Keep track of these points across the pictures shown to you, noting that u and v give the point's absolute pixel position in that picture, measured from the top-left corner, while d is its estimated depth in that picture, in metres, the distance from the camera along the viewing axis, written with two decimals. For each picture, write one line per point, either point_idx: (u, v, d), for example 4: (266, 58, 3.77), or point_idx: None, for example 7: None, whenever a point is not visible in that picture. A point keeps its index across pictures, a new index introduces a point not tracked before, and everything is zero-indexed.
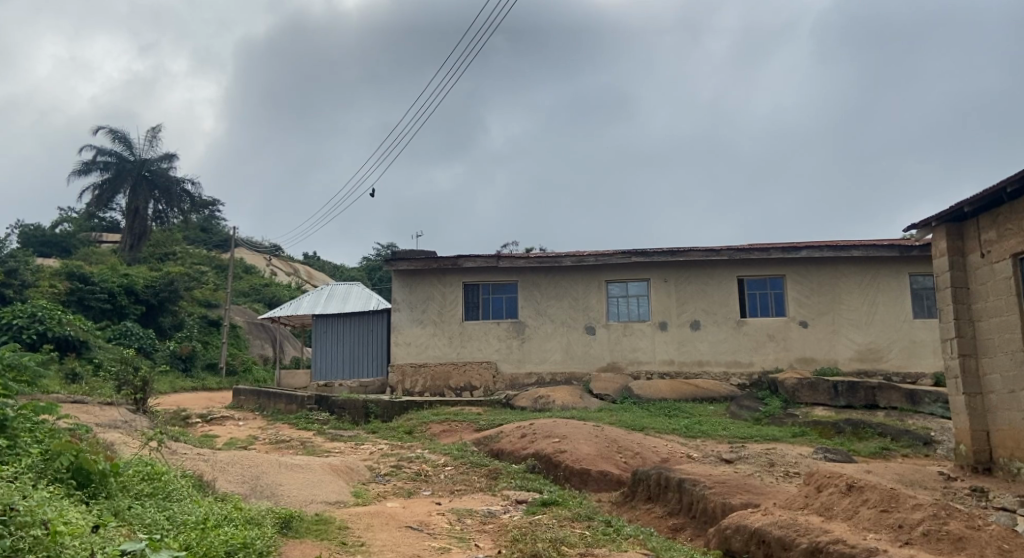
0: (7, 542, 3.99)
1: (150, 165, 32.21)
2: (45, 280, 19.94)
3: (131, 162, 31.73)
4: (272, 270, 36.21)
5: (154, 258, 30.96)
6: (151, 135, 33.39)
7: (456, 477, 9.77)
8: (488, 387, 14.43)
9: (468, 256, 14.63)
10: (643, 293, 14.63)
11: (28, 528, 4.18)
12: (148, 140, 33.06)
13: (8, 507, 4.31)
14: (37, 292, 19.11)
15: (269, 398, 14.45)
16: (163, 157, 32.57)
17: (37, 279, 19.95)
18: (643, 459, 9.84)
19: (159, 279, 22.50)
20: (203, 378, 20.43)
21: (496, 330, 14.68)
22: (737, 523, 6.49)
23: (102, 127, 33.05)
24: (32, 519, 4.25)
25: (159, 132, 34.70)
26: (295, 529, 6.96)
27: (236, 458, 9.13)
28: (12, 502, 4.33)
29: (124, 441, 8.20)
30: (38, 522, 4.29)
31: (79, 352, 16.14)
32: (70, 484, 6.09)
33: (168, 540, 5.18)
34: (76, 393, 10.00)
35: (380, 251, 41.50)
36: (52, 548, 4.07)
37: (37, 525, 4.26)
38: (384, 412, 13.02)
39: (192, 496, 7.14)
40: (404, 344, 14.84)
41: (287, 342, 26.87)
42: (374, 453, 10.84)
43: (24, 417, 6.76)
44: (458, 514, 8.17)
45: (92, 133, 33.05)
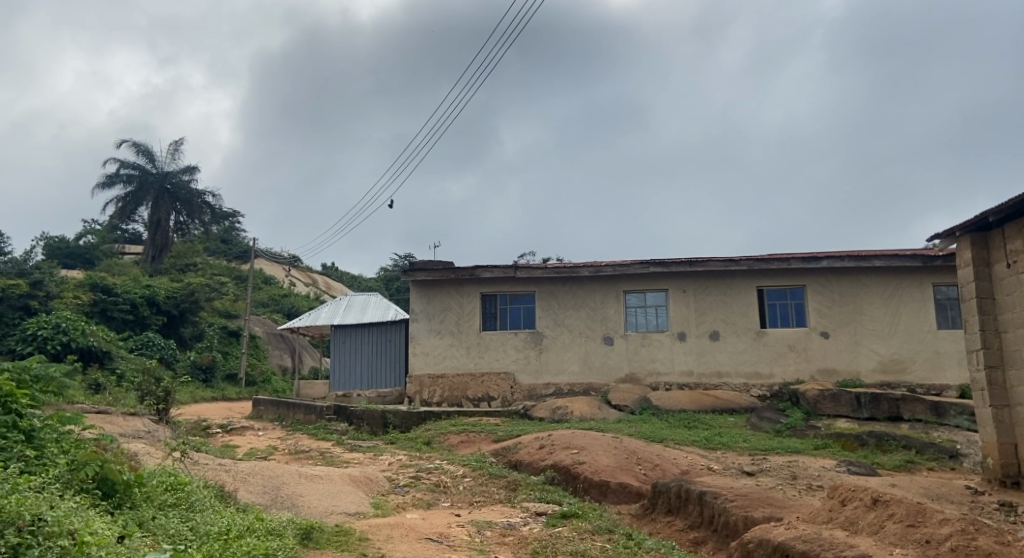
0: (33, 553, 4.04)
1: (173, 178, 32.70)
2: (70, 291, 20.15)
3: (153, 175, 32.28)
4: (291, 281, 36.54)
5: (175, 269, 30.80)
6: (173, 147, 33.92)
7: (475, 488, 9.77)
8: (506, 398, 14.37)
9: (485, 266, 14.63)
10: (661, 302, 14.56)
11: (55, 538, 4.24)
12: (171, 152, 33.55)
13: (37, 517, 4.35)
14: (63, 301, 19.27)
15: (288, 408, 14.49)
16: (185, 170, 33.01)
17: (61, 289, 20.17)
18: (663, 471, 9.78)
19: (181, 290, 22.70)
20: (222, 388, 20.62)
21: (514, 340, 14.65)
22: (759, 537, 6.43)
23: (127, 142, 33.84)
24: (59, 530, 4.30)
25: (180, 144, 35.17)
26: (316, 541, 7.01)
27: (257, 469, 9.17)
28: (41, 511, 4.36)
29: (147, 451, 8.30)
30: (66, 532, 4.35)
31: (101, 363, 16.29)
32: (95, 494, 6.25)
33: (191, 550, 5.27)
34: (100, 404, 10.08)
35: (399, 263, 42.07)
36: None
37: (64, 535, 4.32)
38: (402, 423, 12.97)
39: (214, 507, 7.24)
40: (421, 354, 14.84)
41: (305, 353, 27.02)
42: (393, 463, 10.82)
43: (51, 427, 6.96)
44: (478, 526, 8.16)
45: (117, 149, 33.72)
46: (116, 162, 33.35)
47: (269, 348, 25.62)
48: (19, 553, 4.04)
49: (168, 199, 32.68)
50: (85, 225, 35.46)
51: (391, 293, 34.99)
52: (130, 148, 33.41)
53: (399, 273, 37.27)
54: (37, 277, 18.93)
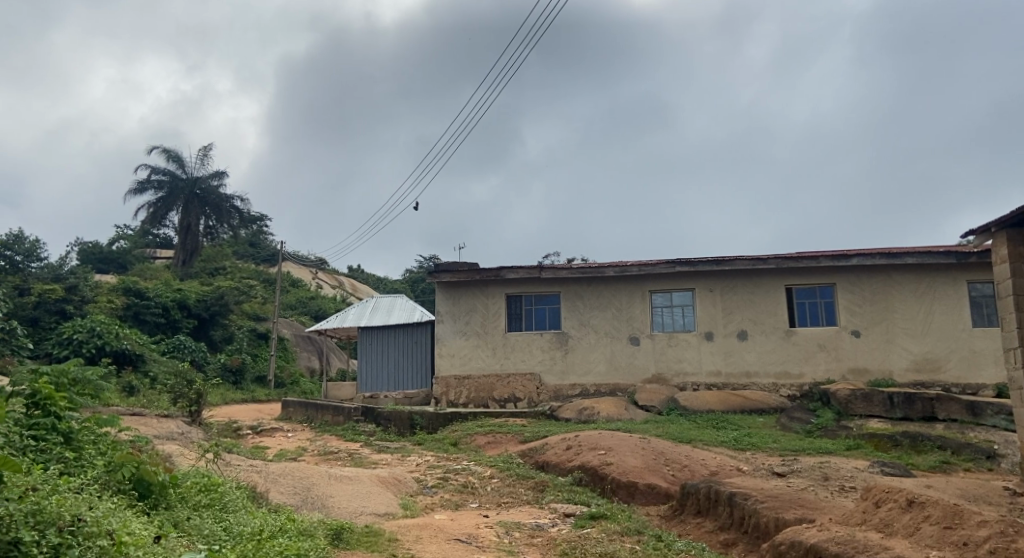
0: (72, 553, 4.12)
1: (202, 183, 33.18)
2: (104, 295, 20.57)
3: (183, 180, 32.81)
4: (318, 284, 36.94)
5: (205, 272, 31.30)
6: (203, 152, 34.44)
7: (503, 489, 9.79)
8: (532, 399, 14.37)
9: (510, 267, 14.64)
10: (687, 302, 14.46)
11: (94, 538, 4.32)
12: (200, 157, 34.07)
13: (77, 517, 4.42)
14: (97, 305, 19.67)
15: (317, 410, 14.65)
16: (214, 175, 33.47)
17: (96, 294, 20.59)
18: (692, 472, 9.71)
19: (211, 294, 23.07)
20: (252, 390, 20.90)
21: (539, 341, 14.63)
22: (791, 539, 6.35)
23: (158, 149, 34.48)
24: (99, 530, 4.38)
25: (209, 149, 35.69)
26: (346, 541, 7.08)
27: (287, 470, 9.28)
28: (80, 512, 4.45)
29: (181, 452, 8.45)
30: (105, 532, 4.43)
31: (135, 366, 16.60)
32: (132, 495, 6.39)
33: (225, 551, 5.38)
34: (135, 406, 10.28)
35: (425, 265, 42.30)
36: None
37: (103, 535, 4.40)
38: (429, 424, 13.05)
39: (246, 508, 7.35)
40: (447, 356, 14.89)
41: (333, 354, 27.28)
42: (420, 464, 10.88)
43: (88, 430, 7.12)
44: (506, 527, 8.17)
45: (148, 155, 34.38)
46: (147, 168, 34.01)
47: (297, 350, 25.91)
48: (59, 552, 4.12)
49: (197, 204, 33.22)
50: (117, 231, 36.19)
51: (417, 295, 35.16)
52: (160, 154, 33.99)
53: (425, 275, 37.45)
54: (73, 282, 19.35)
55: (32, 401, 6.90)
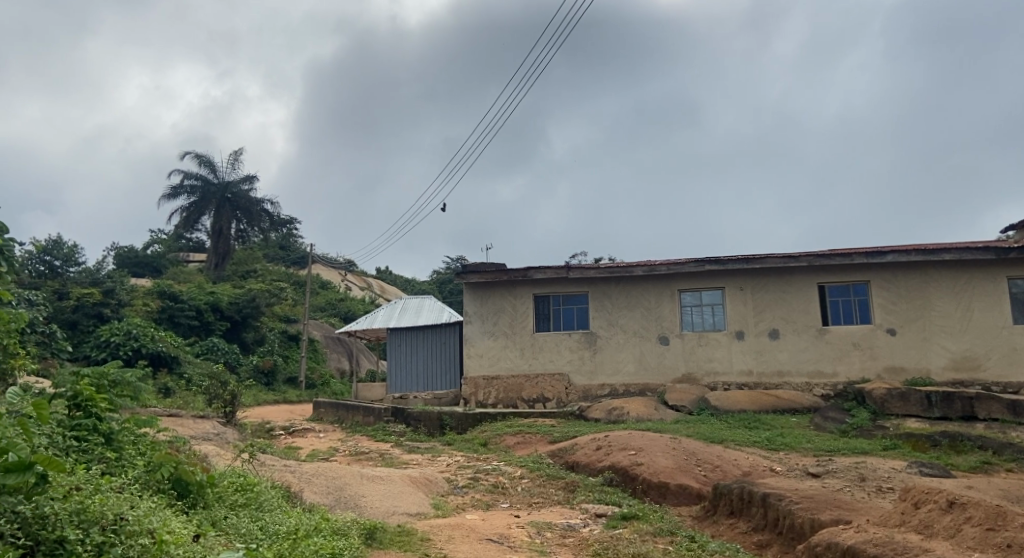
0: (115, 552, 4.18)
1: (233, 188, 33.66)
2: (140, 298, 21.01)
3: (215, 186, 33.31)
4: (347, 285, 37.31)
5: (237, 275, 31.77)
6: (234, 157, 34.91)
7: (533, 489, 9.79)
8: (561, 399, 14.35)
9: (537, 267, 14.63)
10: (717, 301, 14.33)
11: (136, 537, 4.34)
12: (231, 162, 34.54)
13: (118, 516, 4.45)
14: (134, 308, 20.08)
15: (347, 411, 14.79)
16: (245, 180, 33.91)
17: (133, 297, 21.05)
18: (724, 473, 9.61)
19: (242, 296, 23.42)
20: (284, 391, 21.17)
21: (567, 341, 14.61)
22: (827, 540, 6.25)
23: (190, 154, 35.07)
24: (140, 528, 4.40)
25: (240, 154, 36.17)
26: (379, 541, 7.13)
27: (320, 470, 9.39)
28: (123, 510, 4.52)
29: (217, 452, 8.58)
30: (146, 531, 4.45)
31: (170, 368, 16.92)
32: (171, 494, 6.53)
33: (263, 549, 5.46)
34: (171, 407, 10.48)
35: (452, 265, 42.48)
36: None
37: (144, 533, 4.42)
38: (458, 424, 13.11)
39: (281, 507, 7.45)
40: (476, 356, 14.94)
41: (362, 356, 27.53)
42: (451, 464, 10.93)
43: (128, 430, 7.26)
44: (538, 527, 8.17)
45: (181, 161, 34.98)
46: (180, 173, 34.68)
47: (327, 351, 26.18)
48: (102, 551, 4.20)
49: (228, 208, 33.78)
50: (151, 235, 36.93)
51: (444, 295, 35.31)
52: (193, 159, 34.54)
53: (452, 275, 37.61)
54: (110, 286, 19.77)
55: (74, 402, 7.05)
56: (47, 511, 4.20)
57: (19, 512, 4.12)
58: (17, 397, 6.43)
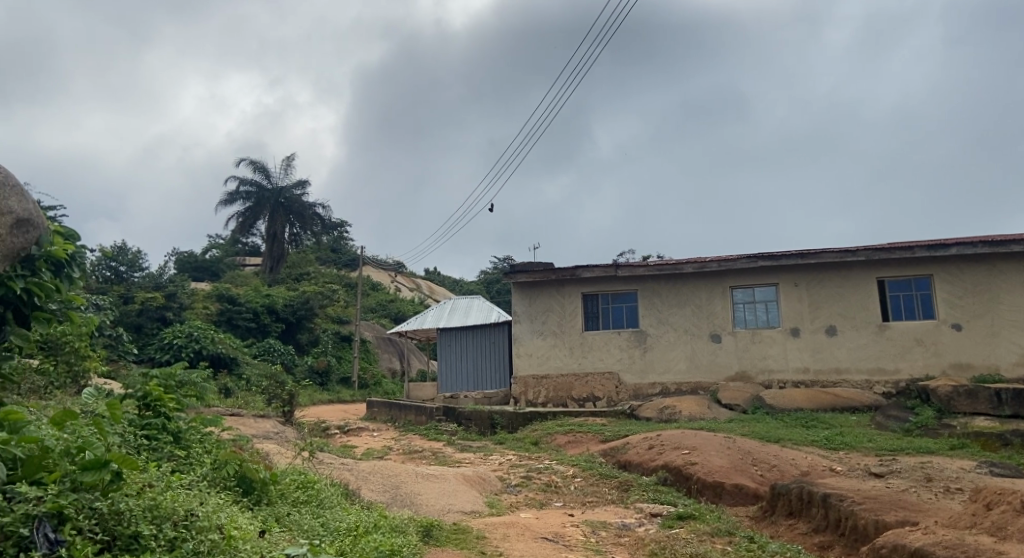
0: (188, 547, 4.03)
1: (287, 193, 34.72)
2: (200, 301, 21.76)
3: (269, 191, 34.41)
4: (397, 286, 37.84)
5: (291, 277, 32.45)
6: (287, 162, 35.86)
7: (587, 488, 9.76)
8: (611, 398, 14.27)
9: (586, 266, 14.58)
10: (771, 298, 14.05)
11: (206, 532, 4.21)
12: (284, 167, 35.50)
13: (189, 511, 4.31)
14: (194, 311, 20.76)
15: (400, 410, 15.00)
16: (298, 184, 34.91)
17: (194, 300, 21.80)
18: (781, 473, 9.42)
19: (297, 298, 24.00)
20: (337, 390, 21.60)
21: (617, 340, 14.52)
22: (893, 542, 6.08)
23: (245, 161, 36.18)
24: (209, 523, 4.27)
25: (293, 158, 37.08)
26: (436, 538, 7.21)
27: (376, 469, 9.56)
28: (193, 507, 4.38)
29: (279, 451, 8.81)
30: (215, 526, 4.32)
31: (230, 368, 17.44)
32: (237, 490, 6.78)
33: (325, 546, 5.57)
34: (233, 406, 10.81)
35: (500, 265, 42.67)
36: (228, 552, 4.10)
37: (213, 529, 4.29)
38: (509, 423, 13.17)
39: (341, 504, 7.61)
40: (525, 356, 14.97)
41: (412, 356, 27.89)
42: (503, 463, 10.98)
43: (195, 429, 7.50)
44: (592, 526, 8.15)
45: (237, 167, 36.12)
46: (235, 179, 35.69)
47: (378, 351, 26.60)
48: (175, 546, 4.04)
49: (281, 212, 34.72)
50: (208, 240, 38.12)
51: (492, 295, 35.49)
52: (248, 165, 35.60)
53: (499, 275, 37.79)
54: (172, 290, 20.51)
55: (144, 402, 7.32)
56: (123, 506, 3.98)
57: (96, 507, 3.87)
58: (93, 397, 6.70)
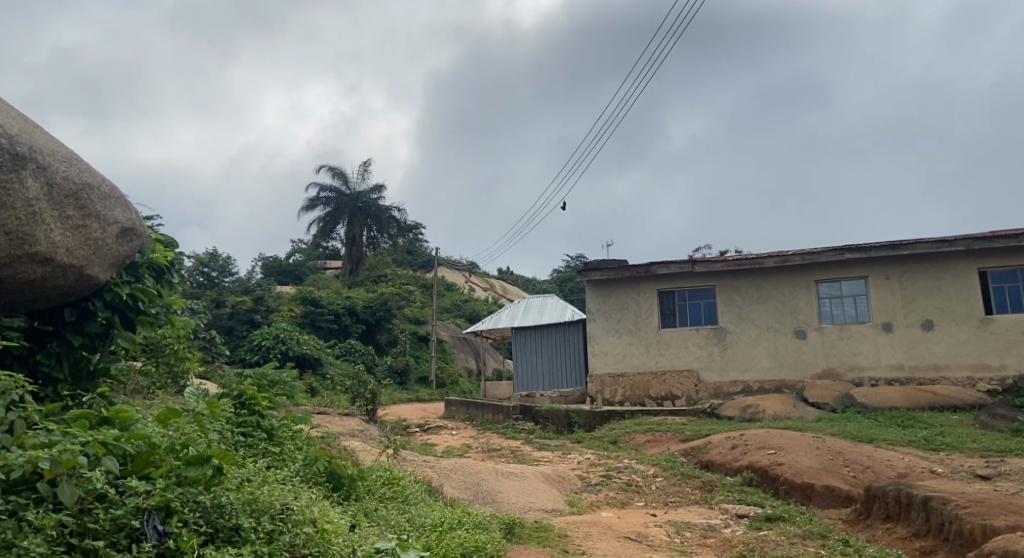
0: (285, 540, 4.14)
1: (364, 197, 35.99)
2: (285, 304, 22.67)
3: (347, 196, 35.79)
4: (471, 287, 38.33)
5: (370, 280, 33.25)
6: (365, 167, 36.98)
7: (669, 488, 9.60)
8: (691, 396, 14.00)
9: (661, 262, 14.35)
10: (859, 291, 13.46)
11: (300, 526, 4.34)
12: (362, 172, 36.64)
13: (285, 505, 4.46)
14: (281, 313, 21.64)
15: (477, 409, 15.19)
16: (374, 189, 36.06)
17: (279, 303, 22.73)
18: (876, 474, 9.00)
19: (375, 300, 24.63)
20: (416, 390, 22.06)
21: (695, 337, 14.22)
22: (1005, 548, 5.70)
23: (325, 168, 37.53)
24: (303, 517, 4.40)
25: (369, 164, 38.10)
26: (519, 536, 7.23)
27: (458, 466, 9.69)
28: (287, 500, 4.49)
29: (365, 448, 9.06)
30: (308, 520, 4.44)
31: (314, 368, 18.08)
32: (327, 485, 7.01)
33: (412, 541, 5.68)
34: (321, 405, 11.19)
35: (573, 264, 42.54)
36: (321, 545, 4.21)
37: (307, 522, 4.41)
38: (586, 422, 13.10)
39: (425, 501, 7.75)
40: (600, 354, 14.86)
41: (488, 355, 28.17)
42: (582, 462, 10.93)
43: (287, 427, 7.79)
44: (677, 526, 8.00)
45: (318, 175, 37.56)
46: (315, 186, 37.02)
47: (455, 351, 26.99)
48: (273, 538, 4.13)
49: (360, 216, 35.86)
50: (291, 245, 39.68)
51: (566, 294, 35.43)
52: (328, 172, 36.90)
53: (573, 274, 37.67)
54: (259, 293, 21.46)
55: (240, 401, 7.67)
56: (225, 500, 4.04)
57: (200, 501, 3.93)
58: (194, 397, 7.04)
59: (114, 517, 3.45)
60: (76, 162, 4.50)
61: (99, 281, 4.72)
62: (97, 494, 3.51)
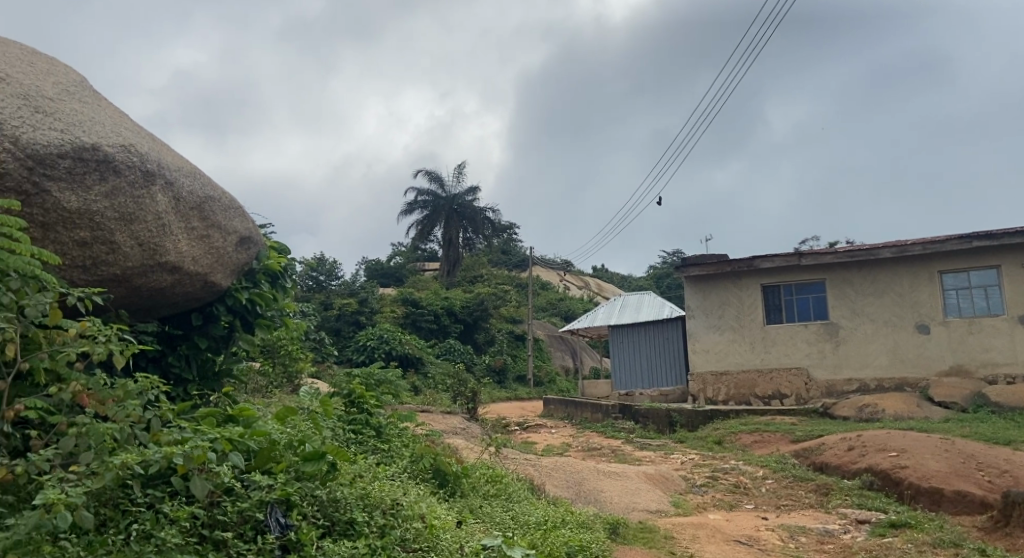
0: (397, 534, 4.21)
1: (460, 200, 36.69)
2: (387, 305, 23.46)
3: (443, 199, 36.56)
4: (566, 286, 38.30)
5: (466, 280, 33.92)
6: (460, 170, 37.68)
7: (780, 491, 9.18)
8: (801, 395, 13.38)
9: (764, 256, 13.76)
10: (991, 282, 12.40)
11: (410, 520, 4.40)
12: (457, 174, 37.33)
13: (395, 500, 4.57)
14: (384, 314, 22.46)
15: (576, 407, 15.14)
16: (469, 191, 36.69)
17: (382, 304, 23.56)
18: (1015, 479, 8.23)
19: (473, 300, 25.04)
20: (514, 388, 22.27)
21: (804, 333, 13.56)
22: None
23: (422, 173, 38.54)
24: (413, 512, 4.47)
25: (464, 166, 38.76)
26: (623, 536, 7.12)
27: (559, 465, 9.66)
28: (398, 496, 4.59)
29: (468, 446, 9.21)
30: (418, 515, 4.51)
31: (416, 367, 18.61)
32: (433, 482, 7.16)
33: (518, 538, 5.69)
34: (424, 403, 11.47)
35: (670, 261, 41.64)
36: (430, 540, 4.26)
37: (416, 517, 4.48)
38: (689, 421, 12.76)
39: (528, 499, 7.78)
40: (702, 352, 14.43)
41: (586, 354, 28.04)
42: (686, 462, 10.65)
43: (393, 424, 8.02)
44: (790, 531, 7.63)
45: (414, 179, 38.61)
46: (412, 191, 38.15)
47: (552, 350, 27.05)
48: (385, 532, 4.23)
49: (456, 218, 36.62)
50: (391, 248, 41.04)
51: (664, 292, 34.71)
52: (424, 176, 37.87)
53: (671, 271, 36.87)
54: (363, 295, 22.32)
55: (349, 399, 7.97)
56: (340, 494, 4.20)
57: (317, 495, 4.11)
58: (309, 395, 7.38)
59: (240, 510, 3.59)
60: (199, 176, 4.76)
61: (222, 287, 5.04)
62: (225, 488, 3.67)
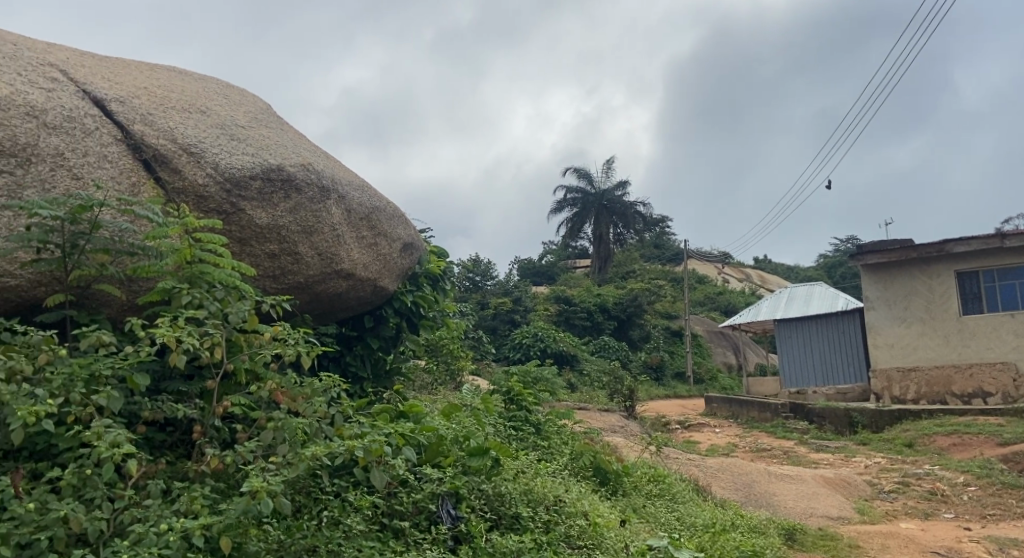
0: (561, 530, 4.20)
1: (609, 194, 36.49)
2: (541, 304, 23.80)
3: (593, 194, 36.55)
4: (724, 279, 36.72)
5: (619, 276, 33.64)
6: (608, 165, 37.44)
7: (986, 499, 8.14)
8: (1009, 393, 11.83)
9: (958, 239, 12.23)
10: None
11: (574, 517, 4.39)
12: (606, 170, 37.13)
13: (558, 496, 4.57)
14: (537, 313, 22.81)
15: (742, 406, 14.42)
16: (619, 185, 36.43)
17: (535, 303, 23.94)
18: None
19: (625, 296, 24.72)
20: (673, 386, 21.70)
21: (1012, 324, 11.98)
22: None
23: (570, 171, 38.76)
24: (576, 509, 4.45)
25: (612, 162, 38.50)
26: (801, 543, 6.67)
27: (726, 466, 9.24)
28: (560, 493, 4.61)
29: (628, 444, 9.08)
30: (581, 512, 4.48)
31: (572, 365, 18.70)
32: (595, 479, 7.13)
33: (685, 540, 5.48)
34: (581, 401, 11.48)
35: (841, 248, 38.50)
36: (595, 538, 4.21)
37: (580, 515, 4.45)
38: (871, 422, 11.69)
39: (694, 500, 7.53)
40: (884, 346, 13.19)
41: (749, 349, 26.71)
42: (870, 466, 9.76)
43: (553, 421, 8.09)
44: (1001, 544, 6.74)
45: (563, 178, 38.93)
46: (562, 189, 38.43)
47: (711, 346, 26.05)
48: (550, 528, 4.23)
49: (606, 214, 36.41)
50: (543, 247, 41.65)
51: (835, 282, 32.20)
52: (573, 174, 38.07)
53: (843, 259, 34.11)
54: (518, 294, 22.81)
55: (509, 397, 8.15)
56: (505, 489, 4.27)
57: (484, 489, 4.22)
58: (471, 393, 7.64)
59: (415, 501, 3.79)
60: (368, 189, 5.10)
61: (390, 291, 5.36)
62: (401, 479, 3.88)
